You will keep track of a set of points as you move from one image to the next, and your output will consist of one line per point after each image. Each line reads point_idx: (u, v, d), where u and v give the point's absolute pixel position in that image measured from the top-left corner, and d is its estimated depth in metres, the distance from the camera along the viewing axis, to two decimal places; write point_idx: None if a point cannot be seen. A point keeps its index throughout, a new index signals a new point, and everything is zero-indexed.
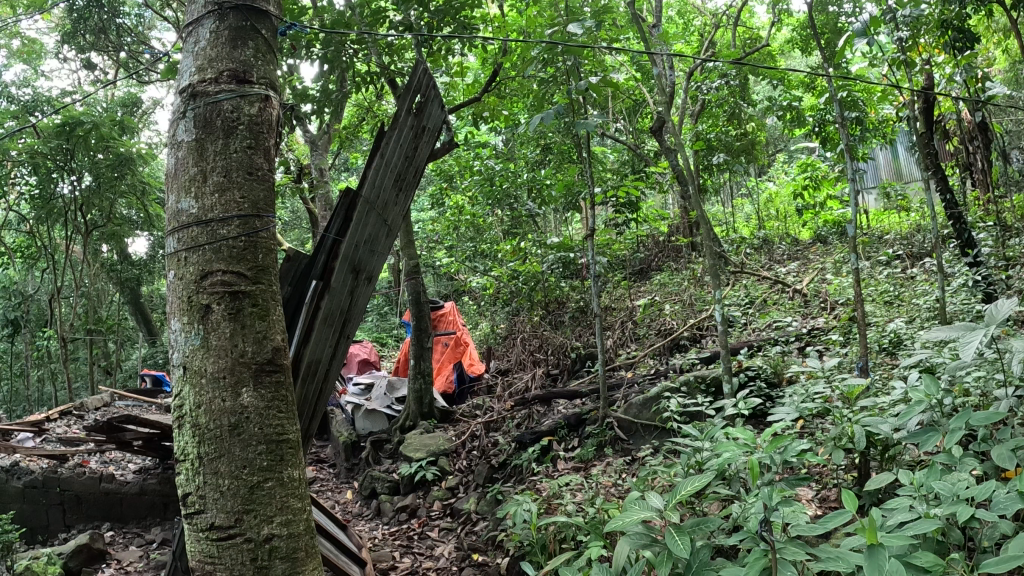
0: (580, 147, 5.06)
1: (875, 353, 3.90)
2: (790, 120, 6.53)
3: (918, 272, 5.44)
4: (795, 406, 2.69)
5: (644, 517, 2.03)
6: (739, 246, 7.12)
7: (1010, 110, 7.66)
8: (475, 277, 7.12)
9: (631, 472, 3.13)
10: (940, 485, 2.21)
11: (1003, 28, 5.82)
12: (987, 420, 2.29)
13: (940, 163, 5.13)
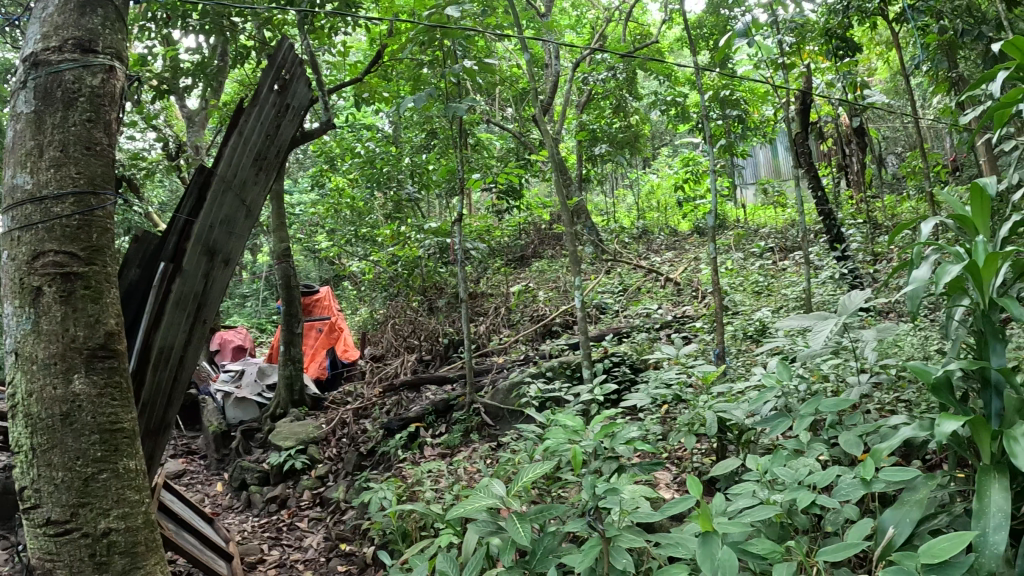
0: (462, 132, 5.00)
1: (739, 340, 4.04)
2: (674, 114, 6.70)
3: (788, 264, 5.72)
4: (649, 393, 2.78)
5: (486, 506, 2.02)
6: (619, 236, 7.34)
7: (886, 117, 8.13)
8: (355, 262, 6.99)
9: (494, 457, 3.15)
10: (783, 472, 2.13)
11: (886, 42, 6.15)
12: (836, 408, 2.32)
13: (812, 161, 5.41)
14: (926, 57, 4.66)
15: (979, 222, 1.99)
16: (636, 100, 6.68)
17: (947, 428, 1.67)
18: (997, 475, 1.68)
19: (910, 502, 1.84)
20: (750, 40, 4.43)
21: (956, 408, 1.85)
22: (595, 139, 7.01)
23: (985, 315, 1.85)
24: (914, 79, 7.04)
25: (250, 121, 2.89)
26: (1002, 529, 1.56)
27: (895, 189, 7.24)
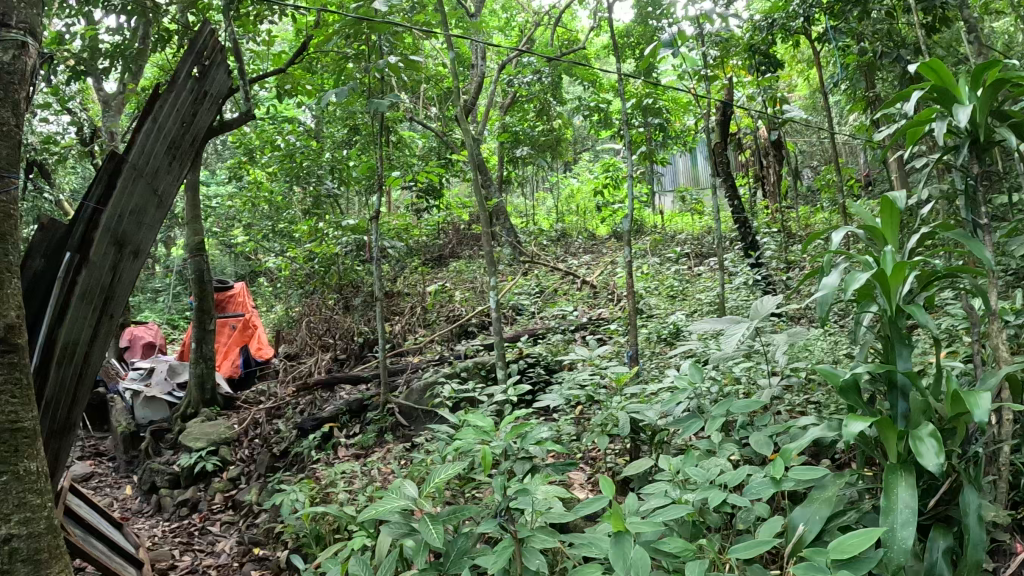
0: (382, 127, 4.93)
1: (653, 343, 4.14)
2: (598, 120, 6.77)
3: (703, 271, 5.90)
4: (562, 395, 2.83)
5: (400, 508, 2.02)
6: (537, 238, 7.44)
7: (803, 131, 8.47)
8: (272, 257, 6.83)
9: (408, 459, 3.15)
10: (695, 470, 2.16)
11: (806, 60, 6.39)
12: (746, 409, 2.40)
13: (731, 171, 5.59)
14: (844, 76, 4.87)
15: (888, 235, 2.02)
16: (560, 104, 6.76)
17: (855, 429, 1.74)
18: (904, 473, 1.77)
19: (819, 499, 1.92)
20: (676, 52, 4.51)
21: (865, 409, 1.94)
22: (517, 141, 7.04)
23: (891, 320, 1.90)
24: (830, 96, 7.34)
25: (165, 108, 2.80)
26: (909, 524, 1.64)
27: (807, 201, 7.56)
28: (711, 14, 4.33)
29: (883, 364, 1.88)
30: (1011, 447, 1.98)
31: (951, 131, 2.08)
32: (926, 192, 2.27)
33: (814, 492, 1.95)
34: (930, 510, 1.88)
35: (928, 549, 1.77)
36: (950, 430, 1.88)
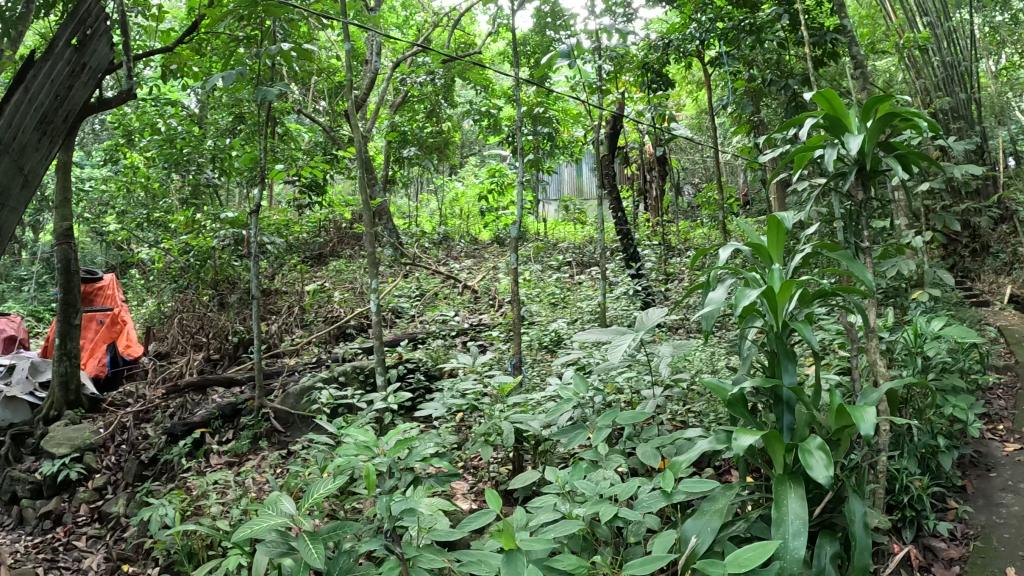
0: (267, 116, 4.69)
1: (534, 350, 4.18)
2: (488, 126, 6.71)
3: (583, 279, 6.02)
4: (443, 403, 2.79)
5: (278, 526, 1.92)
6: (419, 240, 7.36)
7: (688, 149, 8.84)
8: (145, 247, 6.37)
9: (284, 467, 3.02)
10: (585, 483, 2.16)
11: (696, 82, 6.66)
12: (632, 420, 2.42)
13: (615, 184, 5.76)
14: (735, 99, 5.12)
15: (773, 253, 2.12)
16: (450, 107, 6.71)
17: (744, 442, 1.81)
18: (792, 485, 1.86)
19: (709, 511, 1.98)
20: (573, 62, 4.56)
21: (752, 422, 2.03)
22: (405, 141, 6.94)
23: (777, 336, 1.99)
24: (715, 120, 7.69)
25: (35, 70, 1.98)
26: (799, 535, 1.73)
27: (685, 217, 7.90)
28: (610, 30, 4.42)
29: (771, 379, 1.97)
30: (887, 456, 2.17)
31: (840, 158, 2.22)
32: (807, 215, 2.41)
33: (704, 503, 2.02)
34: (816, 518, 1.99)
35: (817, 555, 1.88)
36: (834, 442, 2.01)
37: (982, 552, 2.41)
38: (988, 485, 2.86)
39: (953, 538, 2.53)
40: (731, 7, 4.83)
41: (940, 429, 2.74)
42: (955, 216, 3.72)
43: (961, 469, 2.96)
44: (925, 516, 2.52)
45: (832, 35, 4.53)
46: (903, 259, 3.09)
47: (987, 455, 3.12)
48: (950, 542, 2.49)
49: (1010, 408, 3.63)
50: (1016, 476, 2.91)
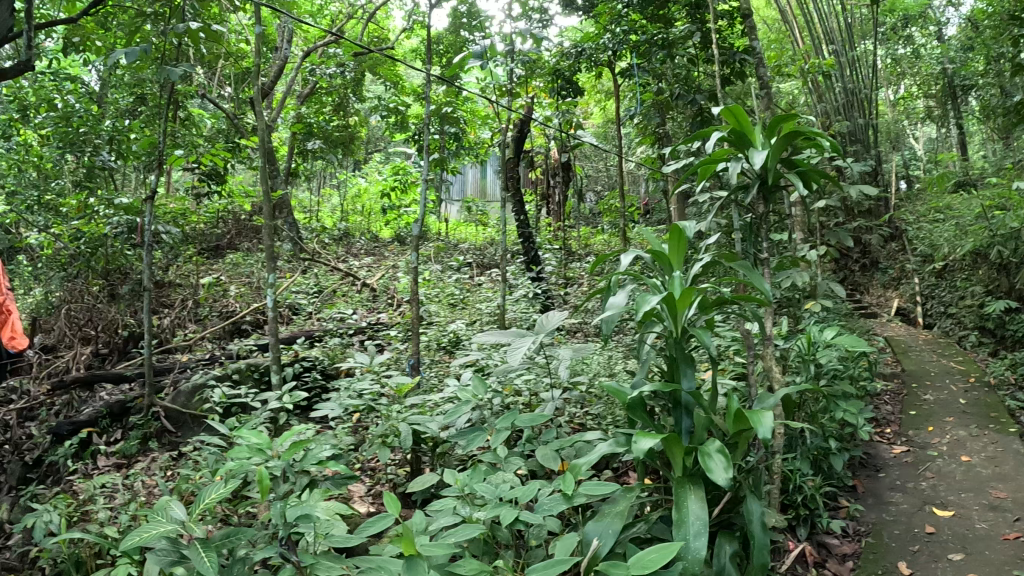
0: (170, 98, 4.46)
1: (433, 351, 4.13)
2: (394, 122, 6.46)
3: (482, 281, 6.01)
4: (339, 403, 2.72)
5: (168, 533, 1.83)
6: (319, 236, 7.20)
7: (591, 158, 9.07)
8: (26, 231, 5.91)
9: (177, 470, 2.88)
10: (484, 487, 2.14)
11: (603, 93, 6.85)
12: (532, 422, 2.46)
13: (519, 187, 5.85)
14: (643, 111, 5.24)
15: (673, 260, 2.18)
16: (359, 102, 6.60)
17: (645, 445, 1.86)
18: (691, 487, 1.93)
19: (610, 514, 2.01)
20: (485, 64, 4.54)
21: (651, 426, 2.09)
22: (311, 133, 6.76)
23: (677, 342, 2.06)
24: (620, 130, 7.93)
25: None
26: (700, 535, 1.78)
27: (587, 223, 8.02)
28: (526, 34, 4.45)
29: (670, 385, 2.03)
30: (781, 457, 2.31)
31: (743, 172, 2.32)
32: (710, 225, 2.50)
33: (604, 506, 2.06)
34: (715, 518, 2.07)
35: (717, 554, 1.96)
36: (732, 445, 2.10)
37: (872, 548, 2.58)
38: (874, 485, 3.07)
39: (846, 535, 2.69)
40: (646, 22, 4.99)
41: (832, 432, 2.91)
42: (846, 233, 3.96)
43: (851, 470, 3.16)
44: (818, 514, 2.68)
45: (740, 55, 4.76)
46: (796, 271, 3.25)
47: (873, 457, 3.34)
48: (842, 539, 2.65)
49: (897, 413, 3.90)
50: (899, 476, 3.13)
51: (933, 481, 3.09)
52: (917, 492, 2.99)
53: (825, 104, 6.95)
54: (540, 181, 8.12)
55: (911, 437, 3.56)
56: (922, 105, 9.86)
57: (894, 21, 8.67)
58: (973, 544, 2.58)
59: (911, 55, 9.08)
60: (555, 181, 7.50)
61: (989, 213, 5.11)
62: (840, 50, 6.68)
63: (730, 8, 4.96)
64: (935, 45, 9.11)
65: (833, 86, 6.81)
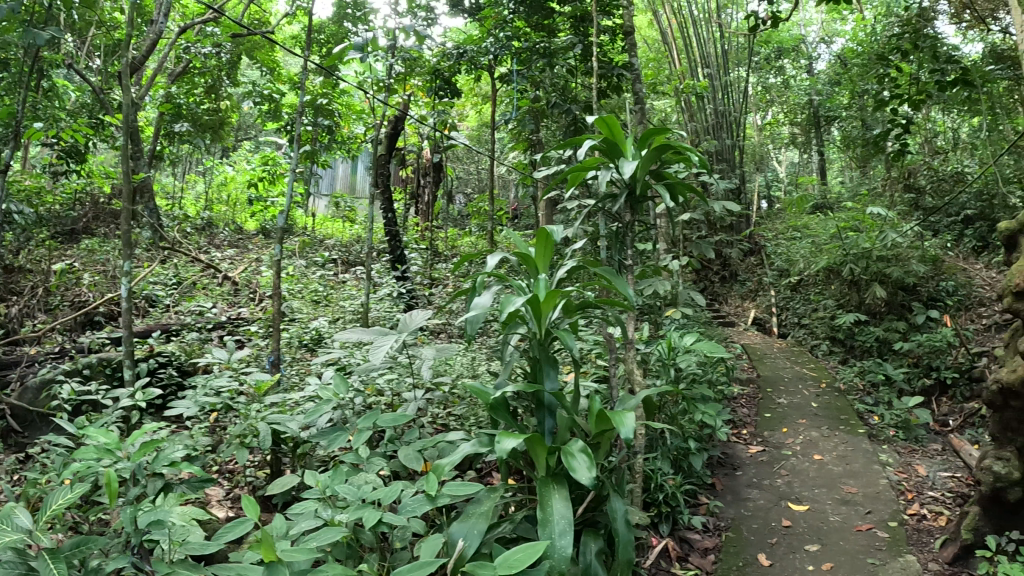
0: (30, 65, 4.07)
1: (293, 349, 3.95)
2: (267, 111, 6.18)
3: (347, 278, 5.86)
4: (196, 400, 2.58)
5: (12, 542, 1.65)
6: (181, 224, 6.81)
7: (463, 159, 9.12)
8: None
9: (19, 474, 2.63)
10: (346, 488, 1.99)
11: (481, 96, 6.92)
12: (395, 422, 2.30)
13: (388, 184, 5.73)
14: (518, 116, 5.44)
15: (539, 264, 2.23)
16: (233, 86, 6.28)
17: (507, 445, 1.85)
18: (555, 487, 1.96)
19: (474, 514, 1.99)
20: (366, 57, 4.39)
21: (514, 427, 2.12)
22: (178, 114, 6.40)
23: (540, 345, 2.11)
24: (494, 134, 8.01)
25: None
26: (565, 534, 1.80)
27: (455, 224, 7.94)
28: (409, 31, 4.39)
29: (533, 386, 2.07)
30: (642, 457, 2.42)
31: (614, 180, 2.39)
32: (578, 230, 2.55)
33: (468, 506, 2.04)
34: (580, 517, 2.13)
35: (583, 552, 1.99)
36: (595, 444, 2.17)
37: (731, 541, 2.74)
38: (732, 482, 3.26)
39: (707, 530, 2.84)
40: (530, 29, 5.08)
41: (691, 433, 3.08)
42: (708, 244, 4.17)
43: (711, 469, 3.35)
44: (680, 511, 2.82)
45: (618, 70, 4.97)
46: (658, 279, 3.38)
47: (731, 456, 3.55)
48: (703, 534, 2.80)
49: (751, 416, 4.18)
50: (756, 474, 3.35)
51: (787, 477, 3.32)
52: (772, 488, 3.20)
53: (696, 123, 7.39)
54: (413, 179, 8.06)
55: (766, 437, 3.81)
56: (786, 132, 10.43)
57: (770, 52, 9.44)
58: (827, 536, 2.76)
59: (780, 85, 9.73)
60: (426, 181, 7.48)
61: (844, 234, 5.49)
62: (715, 74, 7.18)
63: (613, 24, 5.14)
64: (799, 77, 9.86)
65: (705, 108, 7.39)
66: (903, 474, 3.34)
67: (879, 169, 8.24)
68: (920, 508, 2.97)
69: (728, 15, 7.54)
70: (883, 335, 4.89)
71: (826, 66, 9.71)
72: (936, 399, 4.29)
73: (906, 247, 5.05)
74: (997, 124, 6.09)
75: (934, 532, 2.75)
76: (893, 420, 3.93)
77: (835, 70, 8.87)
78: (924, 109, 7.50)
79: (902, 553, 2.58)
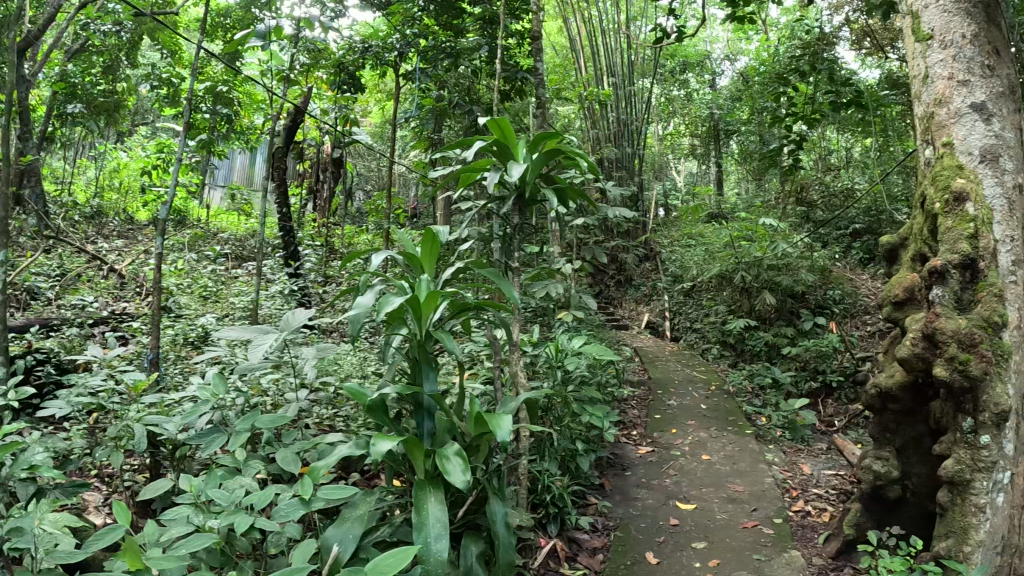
0: None
1: (177, 347, 3.65)
2: (165, 94, 5.88)
3: (240, 274, 5.64)
4: (69, 401, 2.38)
5: None
6: (66, 211, 6.39)
7: (366, 156, 8.97)
8: None
9: None
10: (216, 492, 1.82)
11: (386, 92, 6.85)
12: (275, 423, 2.14)
13: (285, 178, 5.32)
14: (420, 115, 5.56)
15: (425, 264, 2.20)
16: (132, 68, 5.95)
17: (382, 449, 1.80)
18: (431, 490, 1.93)
19: (350, 518, 1.94)
20: (268, 46, 4.23)
21: (392, 428, 2.06)
22: (68, 94, 6.01)
23: (420, 345, 2.06)
24: (398, 131, 7.92)
25: None
26: (441, 538, 1.77)
27: (352, 221, 7.66)
28: (316, 21, 4.30)
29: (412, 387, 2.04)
30: (525, 459, 2.44)
31: (502, 183, 2.39)
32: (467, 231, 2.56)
33: (344, 510, 1.98)
34: (460, 520, 2.12)
35: (464, 555, 1.99)
36: (473, 447, 2.14)
37: (618, 540, 2.80)
38: (621, 483, 3.35)
39: (595, 530, 2.90)
40: (438, 28, 5.06)
41: (578, 435, 3.15)
42: (602, 250, 4.26)
43: (600, 470, 3.42)
44: (567, 512, 2.85)
45: (522, 74, 5.02)
46: (553, 283, 3.59)
47: (621, 456, 3.66)
48: (591, 533, 2.86)
49: (641, 416, 4.32)
50: (646, 474, 3.44)
51: (676, 477, 3.42)
52: (661, 488, 3.30)
53: (597, 130, 7.74)
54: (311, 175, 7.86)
55: (656, 438, 3.93)
56: (685, 143, 10.80)
57: (675, 65, 9.75)
58: (714, 533, 2.85)
59: (682, 98, 10.02)
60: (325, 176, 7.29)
61: (737, 243, 5.76)
62: (619, 83, 7.63)
63: (522, 28, 5.17)
64: (702, 91, 10.20)
65: (607, 115, 7.57)
66: (789, 472, 3.50)
67: (773, 182, 8.65)
68: (804, 505, 3.11)
69: (636, 27, 7.74)
70: (772, 339, 5.11)
71: (728, 82, 10.10)
72: (823, 400, 4.56)
73: (794, 258, 5.35)
74: (887, 144, 6.48)
75: (818, 527, 2.88)
76: (781, 421, 4.12)
77: (737, 87, 9.23)
78: (817, 128, 7.92)
79: (788, 549, 2.68)
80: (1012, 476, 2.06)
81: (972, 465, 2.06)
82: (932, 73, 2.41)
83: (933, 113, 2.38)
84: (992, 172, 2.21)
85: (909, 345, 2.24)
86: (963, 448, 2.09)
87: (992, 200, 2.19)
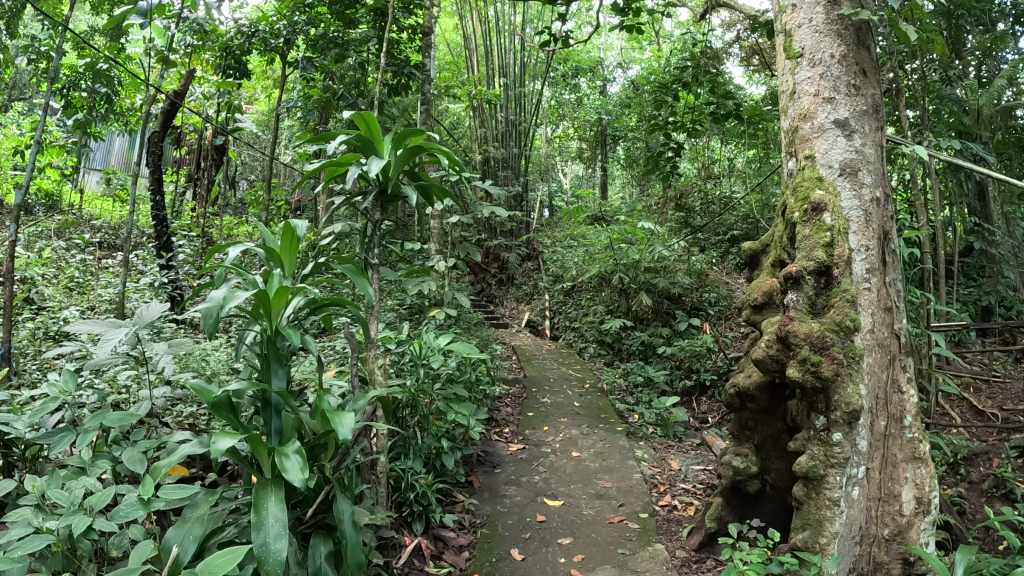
0: None
1: (36, 341, 3.39)
2: (40, 68, 5.50)
3: (111, 264, 5.35)
4: None
5: None
6: None
7: (250, 144, 8.70)
8: None
9: None
10: (55, 492, 1.69)
11: (273, 81, 6.68)
12: (123, 422, 1.93)
13: (161, 163, 4.97)
14: (303, 105, 5.50)
15: (284, 259, 2.04)
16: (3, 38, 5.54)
17: (223, 446, 1.65)
18: (273, 489, 1.77)
19: (191, 518, 1.76)
20: (148, 24, 4.03)
21: (238, 426, 1.88)
22: None
23: (270, 341, 1.90)
24: (283, 122, 7.73)
25: None
26: (281, 537, 1.64)
27: (232, 212, 7.36)
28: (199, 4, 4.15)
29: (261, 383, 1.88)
30: (386, 457, 2.43)
31: (366, 177, 2.32)
32: (337, 228, 2.53)
33: (185, 510, 1.79)
34: (309, 519, 1.99)
35: (311, 555, 1.87)
36: (322, 445, 2.00)
37: (485, 537, 2.83)
38: (489, 480, 3.38)
39: (461, 527, 2.91)
40: (329, 17, 4.97)
41: (445, 433, 3.14)
42: (478, 248, 4.30)
43: (470, 467, 3.45)
44: (431, 510, 2.83)
45: (408, 69, 5.01)
46: (427, 279, 3.59)
47: (492, 454, 3.69)
48: (456, 531, 2.86)
49: (514, 414, 4.37)
50: (515, 471, 3.50)
51: (545, 474, 3.49)
52: (529, 485, 3.35)
53: (486, 129, 7.89)
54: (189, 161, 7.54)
55: (527, 436, 3.99)
56: (574, 147, 11.02)
57: (568, 70, 9.97)
58: (579, 529, 2.91)
59: (573, 102, 10.27)
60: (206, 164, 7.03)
61: (617, 245, 5.88)
62: (510, 84, 7.84)
63: (412, 23, 5.15)
64: (592, 97, 10.47)
65: (496, 115, 7.90)
66: (657, 468, 3.63)
67: (656, 188, 8.98)
68: (671, 500, 3.24)
69: (531, 29, 7.85)
70: (648, 339, 5.32)
71: (618, 89, 10.43)
72: (696, 399, 4.74)
73: (671, 261, 5.58)
74: (766, 155, 6.83)
75: (682, 520, 3.01)
76: (652, 418, 4.29)
77: (626, 94, 9.53)
78: (700, 137, 8.27)
79: (651, 542, 2.78)
80: (866, 471, 2.22)
81: (825, 460, 2.21)
82: (800, 89, 2.53)
83: (798, 127, 2.52)
84: (851, 185, 2.35)
85: (764, 346, 2.39)
86: (817, 444, 2.24)
87: (850, 212, 2.33)
